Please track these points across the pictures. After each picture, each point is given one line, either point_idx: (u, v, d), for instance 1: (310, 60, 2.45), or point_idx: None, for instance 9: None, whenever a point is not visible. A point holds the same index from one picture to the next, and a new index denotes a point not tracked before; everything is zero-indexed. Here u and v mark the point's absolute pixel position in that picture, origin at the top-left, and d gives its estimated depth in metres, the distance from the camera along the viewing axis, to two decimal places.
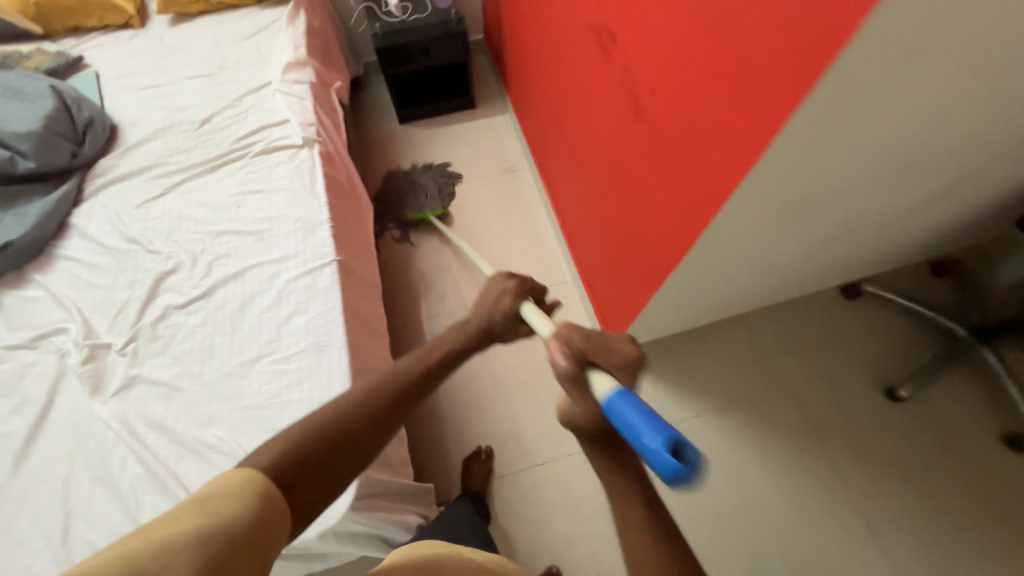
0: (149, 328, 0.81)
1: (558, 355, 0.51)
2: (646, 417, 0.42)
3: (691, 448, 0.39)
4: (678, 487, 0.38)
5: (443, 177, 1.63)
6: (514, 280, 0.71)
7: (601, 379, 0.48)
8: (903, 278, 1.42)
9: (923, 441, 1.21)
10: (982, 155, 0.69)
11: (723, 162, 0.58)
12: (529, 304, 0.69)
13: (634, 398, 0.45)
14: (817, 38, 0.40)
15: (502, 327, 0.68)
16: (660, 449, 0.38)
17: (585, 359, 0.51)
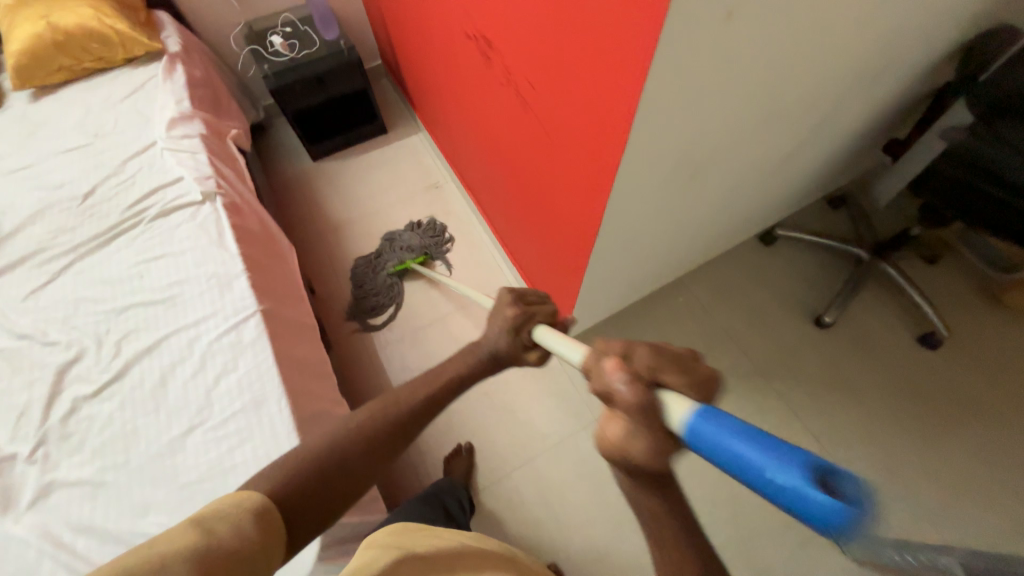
0: (58, 427, 0.74)
1: (618, 374, 0.37)
2: (761, 445, 0.29)
3: (843, 479, 0.27)
4: (831, 537, 0.27)
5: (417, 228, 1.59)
6: (517, 307, 0.66)
7: (674, 399, 0.35)
8: (807, 217, 1.56)
9: (850, 358, 1.34)
10: (823, 97, 0.78)
11: (604, 141, 0.62)
12: (541, 327, 0.64)
13: (728, 417, 0.32)
14: (647, 10, 0.44)
15: (509, 353, 0.65)
16: (803, 488, 0.26)
17: (649, 378, 0.38)
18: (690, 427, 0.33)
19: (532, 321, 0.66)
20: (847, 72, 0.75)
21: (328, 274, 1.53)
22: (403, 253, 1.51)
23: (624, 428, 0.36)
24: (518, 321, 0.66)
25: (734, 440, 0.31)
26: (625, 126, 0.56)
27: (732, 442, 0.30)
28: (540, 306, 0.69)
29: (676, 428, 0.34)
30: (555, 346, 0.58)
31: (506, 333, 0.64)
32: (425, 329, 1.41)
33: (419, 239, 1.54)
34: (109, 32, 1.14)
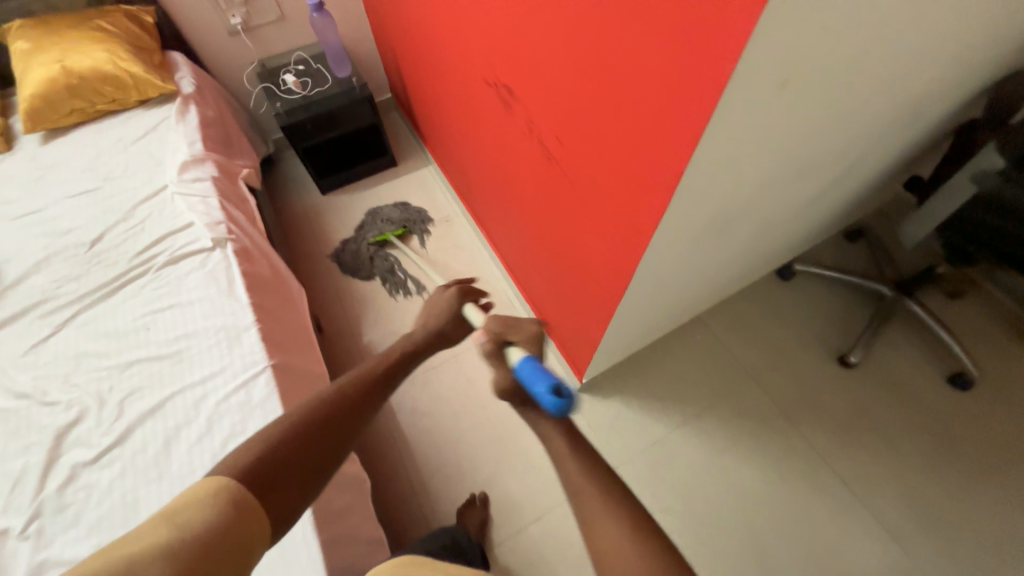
0: (55, 498, 0.69)
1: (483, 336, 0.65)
2: (539, 373, 0.57)
3: (566, 386, 0.56)
4: (561, 413, 0.56)
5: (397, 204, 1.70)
6: (453, 288, 0.76)
7: (514, 351, 0.62)
8: (824, 251, 1.53)
9: (879, 399, 1.29)
10: (855, 146, 0.77)
11: (639, 201, 0.60)
12: (470, 305, 0.74)
13: (532, 359, 0.60)
14: (700, 79, 0.42)
15: (451, 328, 0.72)
16: (546, 392, 0.55)
17: (503, 340, 0.64)
18: (516, 367, 0.61)
19: (466, 299, 0.75)
20: (880, 121, 0.73)
21: (336, 311, 1.49)
22: (382, 225, 1.61)
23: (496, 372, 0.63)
24: (458, 299, 0.74)
25: (529, 372, 0.58)
26: (666, 189, 0.53)
27: (530, 373, 0.57)
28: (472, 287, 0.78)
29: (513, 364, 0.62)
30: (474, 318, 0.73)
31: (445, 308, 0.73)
32: (435, 369, 1.37)
33: (397, 212, 1.64)
34: (124, 75, 1.14)
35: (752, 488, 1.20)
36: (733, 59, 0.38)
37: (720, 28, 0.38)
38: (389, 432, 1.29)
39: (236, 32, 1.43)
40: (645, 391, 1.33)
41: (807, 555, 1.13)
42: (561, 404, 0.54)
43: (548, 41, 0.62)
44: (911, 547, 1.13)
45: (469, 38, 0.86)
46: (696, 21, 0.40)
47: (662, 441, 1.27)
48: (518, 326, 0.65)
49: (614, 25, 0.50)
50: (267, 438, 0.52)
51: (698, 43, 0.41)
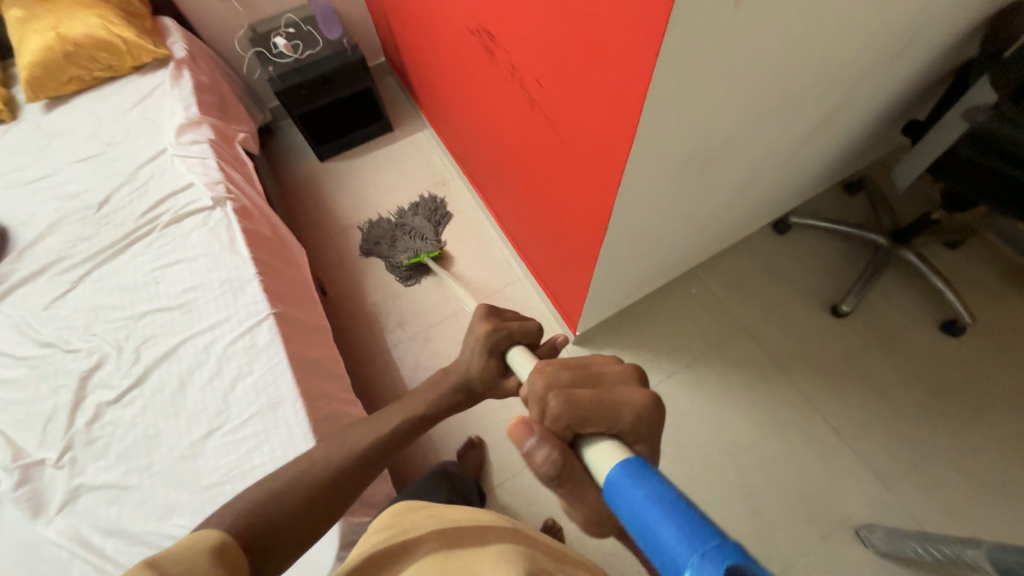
0: (84, 432, 0.76)
1: (541, 445, 0.45)
2: (672, 516, 0.34)
3: (742, 553, 0.30)
4: None
5: (433, 213, 1.58)
6: (487, 326, 0.66)
7: (606, 454, 0.44)
8: (822, 203, 1.52)
9: (870, 348, 1.31)
10: (838, 82, 0.76)
11: (611, 137, 0.61)
12: (516, 348, 0.65)
13: (650, 482, 0.38)
14: (651, 1, 0.43)
15: (484, 385, 0.67)
16: (701, 563, 0.30)
17: (574, 434, 0.47)
18: (620, 489, 0.39)
19: (513, 342, 0.66)
20: (864, 55, 0.73)
21: (339, 275, 1.54)
22: (418, 245, 1.50)
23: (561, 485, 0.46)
24: (491, 340, 0.66)
25: (640, 504, 0.37)
26: (631, 122, 0.55)
27: (655, 509, 0.35)
28: (515, 325, 0.68)
29: (600, 470, 0.44)
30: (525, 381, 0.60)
31: (479, 353, 0.65)
32: (436, 327, 1.42)
33: (434, 228, 1.54)
34: (117, 41, 1.15)
35: (741, 433, 1.25)
36: None
37: None
38: (393, 386, 1.35)
39: None
40: (640, 344, 1.37)
41: (791, 492, 1.18)
42: None
43: None
44: (894, 487, 1.17)
45: None
46: None
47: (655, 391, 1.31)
48: (607, 415, 0.47)
49: None
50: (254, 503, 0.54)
51: None
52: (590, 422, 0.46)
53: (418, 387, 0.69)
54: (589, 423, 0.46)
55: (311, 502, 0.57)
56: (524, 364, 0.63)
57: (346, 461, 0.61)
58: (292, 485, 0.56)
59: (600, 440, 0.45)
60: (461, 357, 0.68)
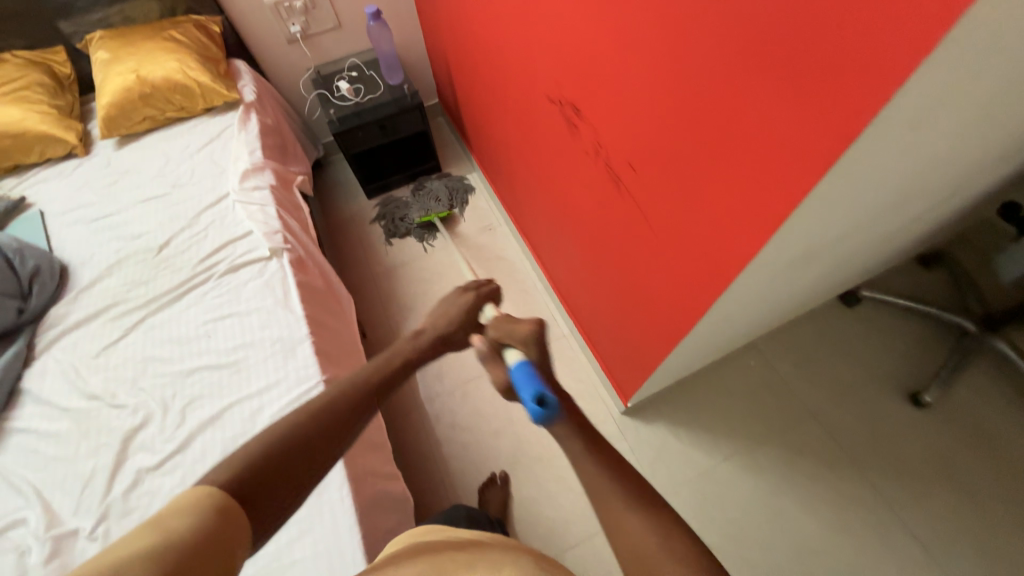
0: (121, 502, 0.71)
1: (479, 341, 0.66)
2: (529, 378, 0.57)
3: (550, 397, 0.55)
4: (543, 424, 0.56)
5: (457, 186, 1.70)
6: (470, 292, 0.75)
7: (512, 352, 0.62)
8: (894, 277, 1.42)
9: (955, 445, 1.18)
10: (963, 179, 0.69)
11: (725, 242, 0.55)
12: (487, 305, 0.75)
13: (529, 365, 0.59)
14: (824, 123, 0.37)
15: (461, 334, 0.72)
16: (529, 400, 0.56)
17: (500, 343, 0.65)
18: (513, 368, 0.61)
19: (485, 301, 0.75)
20: (997, 156, 0.65)
21: (378, 317, 1.50)
22: (431, 204, 1.65)
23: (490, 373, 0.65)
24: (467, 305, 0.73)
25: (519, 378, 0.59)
26: (762, 233, 0.49)
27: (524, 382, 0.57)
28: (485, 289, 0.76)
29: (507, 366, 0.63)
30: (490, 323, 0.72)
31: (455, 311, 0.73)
32: (476, 381, 1.36)
33: (449, 193, 1.67)
34: (192, 84, 1.18)
35: (807, 531, 1.13)
36: (876, 107, 0.33)
37: (863, 69, 0.33)
38: (428, 444, 1.28)
39: (294, 40, 1.46)
40: (692, 419, 1.28)
41: None
42: (543, 413, 0.55)
43: (628, 66, 0.58)
44: None
45: (534, 54, 0.83)
46: (825, 62, 0.35)
47: (709, 474, 1.21)
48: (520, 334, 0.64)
49: (710, 55, 0.45)
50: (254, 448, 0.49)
51: (827, 83, 0.36)
52: (517, 339, 0.64)
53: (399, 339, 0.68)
54: (512, 337, 0.64)
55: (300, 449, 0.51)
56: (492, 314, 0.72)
57: (342, 407, 0.56)
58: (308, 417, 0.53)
59: (520, 350, 0.62)
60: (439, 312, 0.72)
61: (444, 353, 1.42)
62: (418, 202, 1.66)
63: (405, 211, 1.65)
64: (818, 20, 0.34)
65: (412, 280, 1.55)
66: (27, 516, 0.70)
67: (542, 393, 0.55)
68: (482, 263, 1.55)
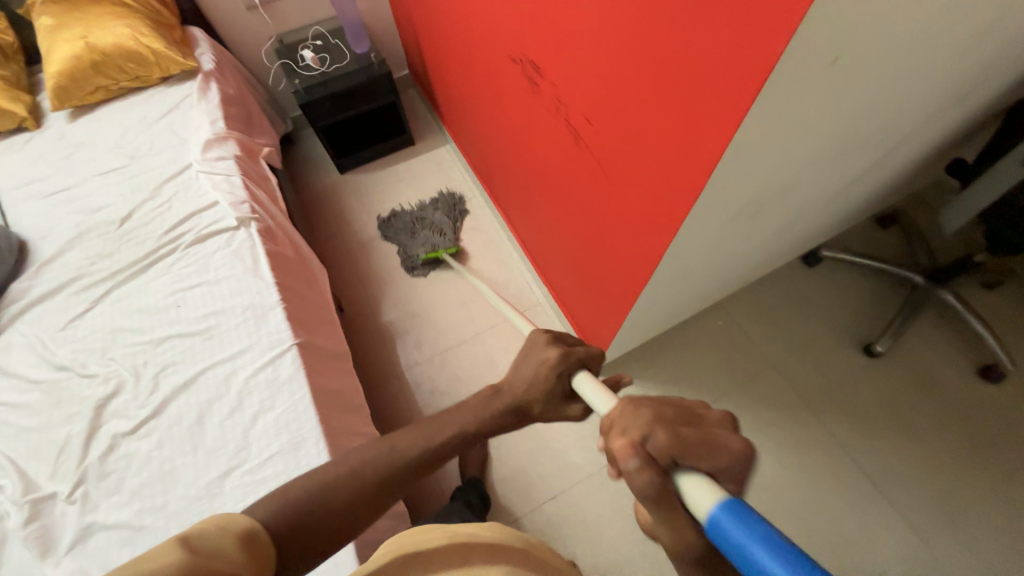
0: (97, 465, 0.72)
1: (635, 463, 0.38)
2: (789, 559, 0.30)
3: None
4: None
5: (454, 209, 1.59)
6: (557, 351, 0.62)
7: (699, 486, 0.37)
8: (854, 237, 1.48)
9: (904, 391, 1.27)
10: (902, 130, 0.72)
11: (671, 187, 0.58)
12: (583, 373, 0.59)
13: (753, 517, 0.34)
14: (747, 55, 0.39)
15: (541, 408, 0.62)
16: None
17: (671, 463, 0.39)
18: (716, 520, 0.35)
19: (582, 363, 0.62)
20: (932, 105, 0.69)
21: (355, 291, 1.51)
22: (436, 241, 1.53)
23: (657, 518, 0.39)
24: (560, 366, 0.61)
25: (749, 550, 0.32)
26: (701, 174, 0.51)
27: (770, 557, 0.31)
28: (581, 350, 0.63)
29: (698, 510, 0.37)
30: (596, 402, 0.56)
31: (543, 377, 0.61)
32: (455, 349, 1.39)
33: (452, 225, 1.56)
34: (146, 52, 1.14)
35: (768, 475, 1.21)
36: (787, 35, 0.35)
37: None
38: (409, 411, 1.31)
39: (254, 6, 1.41)
40: (663, 377, 1.33)
41: (821, 541, 1.13)
42: None
43: (579, 16, 0.59)
44: (930, 540, 1.11)
45: (493, 12, 0.83)
46: None
47: None
48: (704, 447, 0.40)
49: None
50: (290, 498, 0.53)
51: (746, 15, 0.38)
52: (693, 454, 0.39)
53: (467, 398, 0.63)
54: (689, 454, 0.39)
55: (336, 512, 0.54)
56: (594, 389, 0.57)
57: (377, 475, 0.57)
58: (340, 484, 0.55)
59: (703, 475, 0.38)
60: (517, 376, 0.63)
61: (423, 324, 1.44)
62: (419, 237, 1.55)
63: (411, 246, 1.53)
64: None
65: (389, 255, 1.56)
66: (2, 482, 0.71)
67: None
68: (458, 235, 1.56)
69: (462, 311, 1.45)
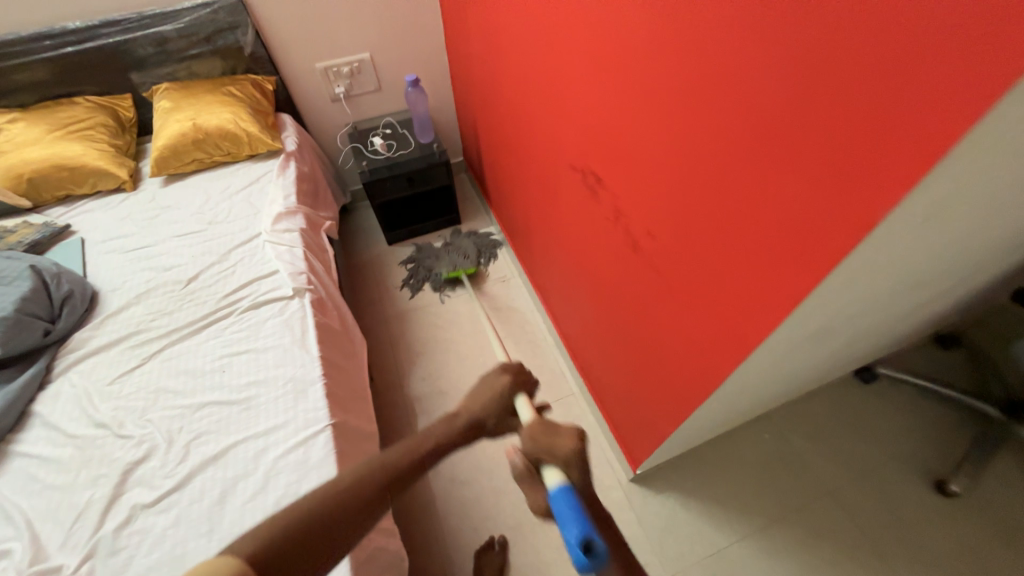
0: (110, 539, 0.69)
1: (515, 453, 0.58)
2: (572, 512, 0.47)
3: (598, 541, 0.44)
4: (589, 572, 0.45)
5: (487, 254, 1.71)
6: (505, 373, 0.65)
7: (549, 471, 0.52)
8: (909, 355, 1.40)
9: (989, 542, 1.10)
10: (973, 268, 0.70)
11: (744, 312, 0.56)
12: (520, 397, 0.63)
13: (571, 492, 0.49)
14: (843, 213, 0.39)
15: (495, 422, 0.63)
16: (571, 543, 0.44)
17: (534, 459, 0.55)
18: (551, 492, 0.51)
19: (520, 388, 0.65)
20: (1003, 248, 0.68)
21: (387, 360, 1.50)
22: (459, 261, 1.65)
23: (531, 491, 0.56)
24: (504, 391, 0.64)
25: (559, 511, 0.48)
26: (781, 308, 0.50)
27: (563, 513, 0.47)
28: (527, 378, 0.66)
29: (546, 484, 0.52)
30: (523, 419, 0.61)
31: (491, 397, 0.63)
32: None
33: (478, 253, 1.68)
34: (242, 133, 1.28)
35: None
36: (891, 201, 0.35)
37: (872, 171, 0.36)
38: (425, 499, 1.23)
39: (338, 99, 1.60)
40: (703, 492, 1.22)
41: None
42: (589, 565, 0.43)
43: (651, 144, 0.63)
44: None
45: (561, 128, 0.90)
46: (840, 159, 0.38)
47: (721, 554, 1.13)
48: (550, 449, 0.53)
49: (731, 143, 0.49)
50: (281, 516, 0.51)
51: (842, 178, 0.38)
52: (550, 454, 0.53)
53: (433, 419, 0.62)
54: (546, 453, 0.53)
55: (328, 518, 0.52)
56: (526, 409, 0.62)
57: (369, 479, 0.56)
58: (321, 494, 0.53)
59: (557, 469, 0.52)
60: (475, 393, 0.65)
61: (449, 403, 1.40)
62: (445, 258, 1.69)
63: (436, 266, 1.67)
64: (836, 120, 0.37)
65: (423, 328, 1.57)
66: (11, 548, 0.68)
67: (589, 539, 0.44)
68: (493, 313, 1.57)
69: None
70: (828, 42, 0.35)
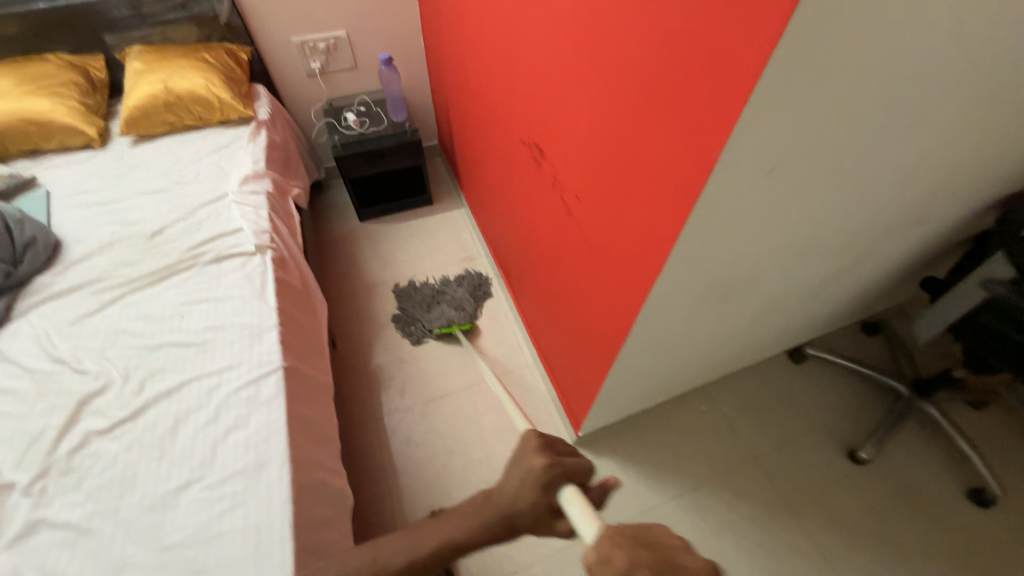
0: (64, 460, 0.73)
1: None
2: None
3: None
4: None
5: (479, 296, 1.60)
6: (544, 457, 0.53)
7: None
8: (839, 340, 1.52)
9: (890, 503, 1.22)
10: (860, 241, 0.80)
11: (641, 259, 0.64)
12: (571, 491, 0.50)
13: None
14: (693, 158, 0.47)
15: (531, 521, 0.53)
16: None
17: None
18: None
19: (566, 477, 0.52)
20: (882, 223, 0.78)
21: (352, 330, 1.55)
22: (452, 314, 1.52)
23: None
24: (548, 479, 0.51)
25: None
26: (663, 249, 0.58)
27: None
28: (573, 459, 0.54)
29: None
30: (584, 527, 0.47)
31: (532, 489, 0.52)
32: (437, 401, 1.39)
33: (473, 303, 1.56)
34: (214, 99, 1.32)
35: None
36: (720, 144, 0.43)
37: (707, 119, 0.44)
38: (381, 458, 1.29)
39: (313, 74, 1.63)
40: (641, 457, 1.31)
41: None
42: None
43: (575, 113, 0.71)
44: None
45: (512, 104, 0.97)
46: (690, 112, 0.46)
47: (653, 512, 1.22)
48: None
49: (626, 105, 0.57)
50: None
51: (692, 128, 0.46)
52: None
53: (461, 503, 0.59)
54: None
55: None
56: (581, 512, 0.48)
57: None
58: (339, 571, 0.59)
59: None
60: (504, 482, 0.56)
61: (410, 372, 1.46)
62: (437, 310, 1.55)
63: (427, 317, 1.53)
64: (686, 78, 0.45)
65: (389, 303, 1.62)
66: None
67: None
68: None
69: (449, 363, 1.47)
70: (679, 13, 0.44)
